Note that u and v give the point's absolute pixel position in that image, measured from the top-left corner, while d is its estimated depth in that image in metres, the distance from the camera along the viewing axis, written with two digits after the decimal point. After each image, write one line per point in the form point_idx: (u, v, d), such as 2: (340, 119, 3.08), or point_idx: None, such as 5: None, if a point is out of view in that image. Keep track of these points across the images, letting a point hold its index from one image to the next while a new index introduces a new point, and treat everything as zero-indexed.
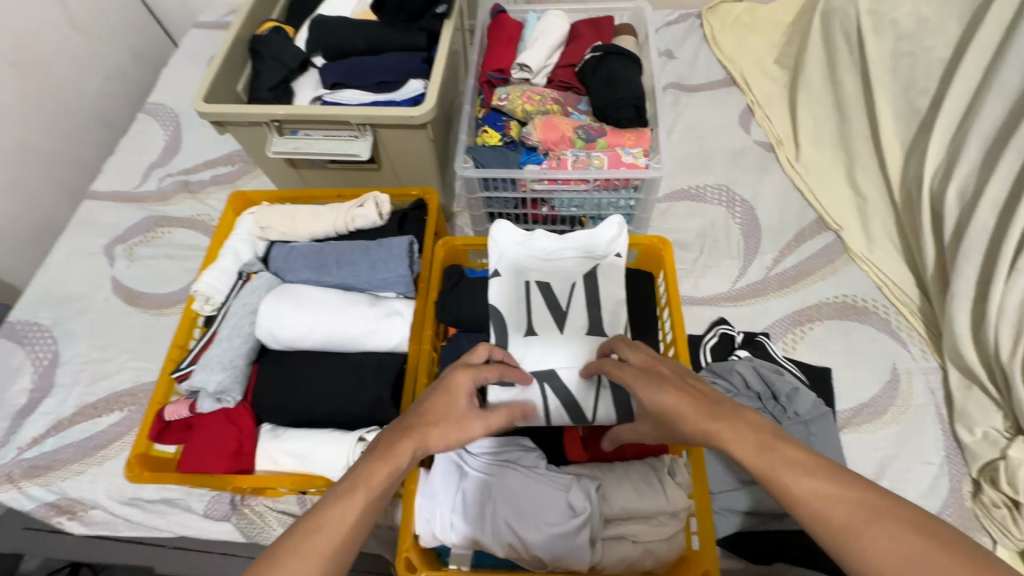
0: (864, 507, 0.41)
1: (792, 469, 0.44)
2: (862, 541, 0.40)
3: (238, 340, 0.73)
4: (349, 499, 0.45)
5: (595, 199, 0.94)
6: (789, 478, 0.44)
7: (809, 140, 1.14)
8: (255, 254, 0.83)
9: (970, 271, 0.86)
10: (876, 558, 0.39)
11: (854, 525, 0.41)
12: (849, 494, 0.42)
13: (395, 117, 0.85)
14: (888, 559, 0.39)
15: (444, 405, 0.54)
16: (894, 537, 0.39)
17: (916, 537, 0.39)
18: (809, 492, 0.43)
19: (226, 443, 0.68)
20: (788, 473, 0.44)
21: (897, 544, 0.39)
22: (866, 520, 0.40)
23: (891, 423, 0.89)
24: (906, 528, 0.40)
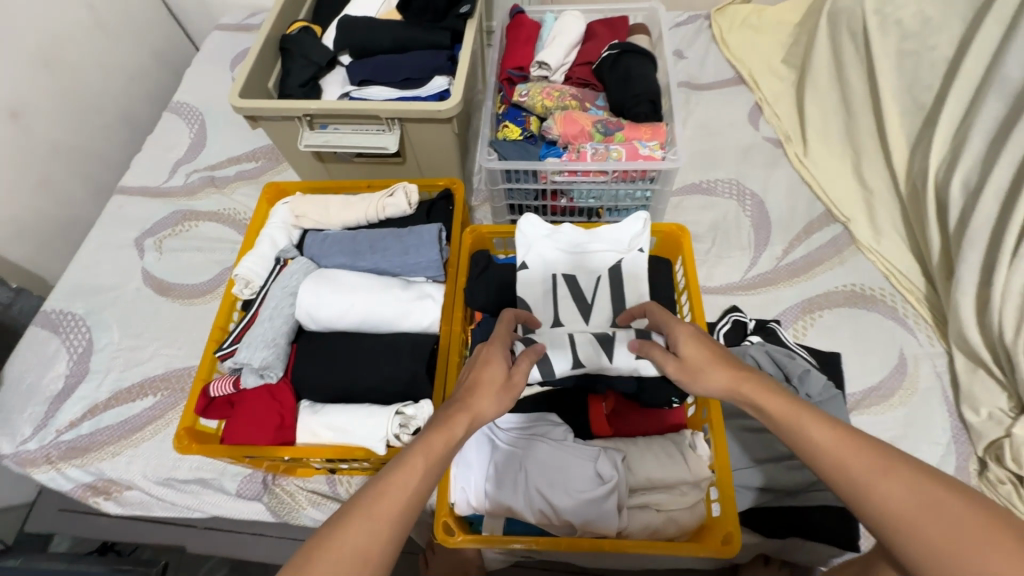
0: (880, 455, 0.45)
1: (813, 421, 0.48)
2: (877, 483, 0.44)
3: (279, 321, 0.76)
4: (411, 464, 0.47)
5: (613, 191, 0.98)
6: (810, 429, 0.48)
7: (817, 136, 1.18)
8: (290, 241, 0.88)
9: (974, 258, 0.90)
10: (882, 496, 0.43)
11: (870, 471, 0.44)
12: (866, 444, 0.46)
13: (423, 112, 0.89)
14: (894, 498, 0.43)
15: (490, 378, 0.56)
16: (908, 482, 0.43)
17: (925, 482, 0.43)
18: (826, 441, 0.47)
19: (270, 418, 0.72)
20: (809, 425, 0.48)
21: (910, 490, 0.43)
22: (882, 465, 0.44)
23: (899, 405, 0.92)
24: (919, 475, 0.43)
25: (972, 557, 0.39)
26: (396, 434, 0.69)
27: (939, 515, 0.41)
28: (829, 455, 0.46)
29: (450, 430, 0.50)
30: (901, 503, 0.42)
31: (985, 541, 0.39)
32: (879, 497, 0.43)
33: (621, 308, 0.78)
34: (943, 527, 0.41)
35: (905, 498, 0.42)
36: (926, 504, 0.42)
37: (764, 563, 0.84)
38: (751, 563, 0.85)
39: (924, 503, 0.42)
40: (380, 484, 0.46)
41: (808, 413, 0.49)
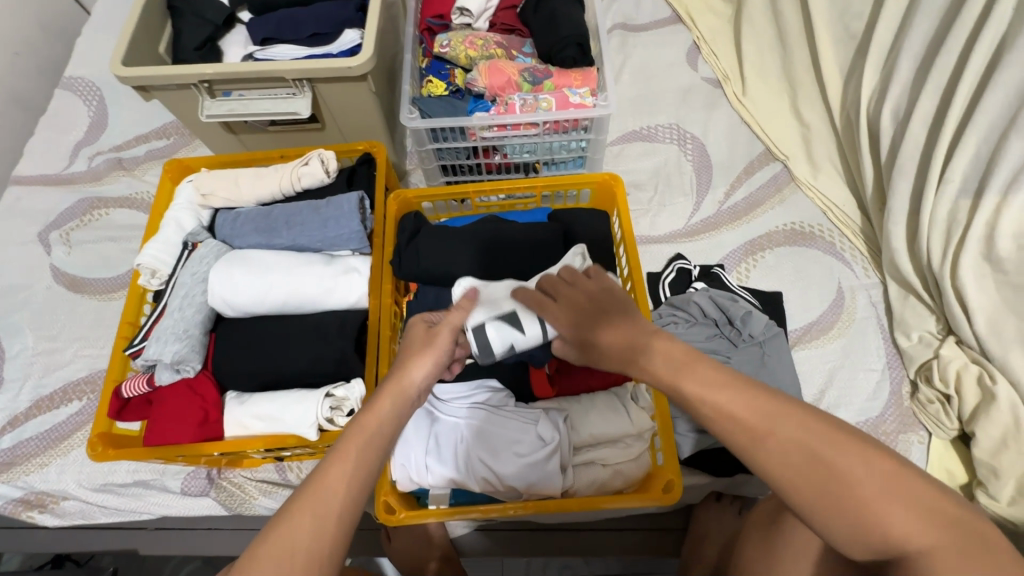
0: (773, 413, 0.45)
1: (702, 384, 0.47)
2: (766, 444, 0.44)
3: (190, 310, 0.71)
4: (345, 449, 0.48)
5: (547, 143, 0.94)
6: (697, 393, 0.47)
7: (754, 73, 1.16)
8: (200, 223, 0.81)
9: (904, 187, 0.91)
10: (777, 461, 0.43)
11: (760, 434, 0.44)
12: (758, 403, 0.45)
13: (333, 69, 0.82)
14: (787, 461, 0.43)
15: (417, 343, 0.58)
16: (800, 440, 0.43)
17: (819, 439, 0.43)
18: (718, 402, 0.46)
19: (191, 413, 0.67)
20: (697, 387, 0.48)
21: (800, 449, 0.43)
22: (772, 425, 0.44)
23: (838, 336, 0.94)
24: (814, 433, 0.43)
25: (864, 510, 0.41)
26: (329, 417, 0.66)
27: (839, 477, 0.42)
28: (722, 415, 0.46)
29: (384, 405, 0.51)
30: (793, 468, 0.43)
31: (872, 494, 0.41)
32: (771, 459, 0.43)
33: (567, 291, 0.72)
34: (834, 482, 0.42)
35: (799, 461, 0.43)
36: (817, 462, 0.42)
37: (716, 499, 0.88)
38: (705, 500, 0.88)
39: (821, 462, 0.42)
40: (316, 480, 0.46)
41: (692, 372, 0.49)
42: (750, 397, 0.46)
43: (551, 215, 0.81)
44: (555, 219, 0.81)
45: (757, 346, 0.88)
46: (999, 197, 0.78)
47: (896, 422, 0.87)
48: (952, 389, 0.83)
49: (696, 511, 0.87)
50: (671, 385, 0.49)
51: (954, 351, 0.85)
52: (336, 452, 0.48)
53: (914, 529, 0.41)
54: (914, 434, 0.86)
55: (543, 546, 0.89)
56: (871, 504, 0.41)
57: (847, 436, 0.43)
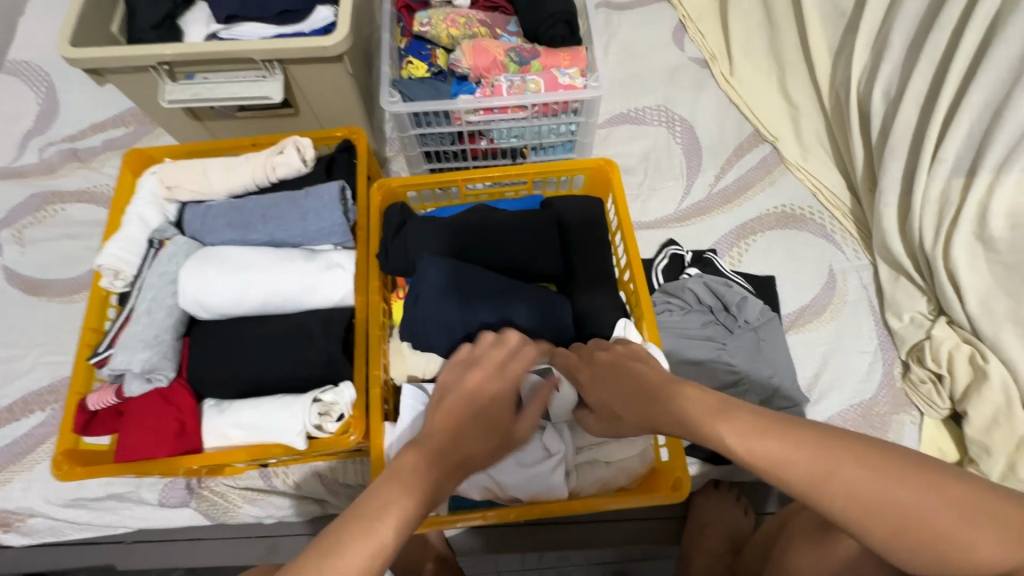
0: (824, 453, 0.39)
1: (744, 428, 0.42)
2: (828, 491, 0.39)
3: (160, 314, 0.65)
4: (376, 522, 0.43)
5: (535, 127, 0.90)
6: (738, 441, 0.41)
7: (741, 52, 1.13)
8: (166, 219, 0.75)
9: (896, 167, 0.90)
10: (842, 505, 0.38)
11: (818, 479, 0.39)
12: (807, 445, 0.40)
13: (306, 49, 0.76)
14: (853, 504, 0.38)
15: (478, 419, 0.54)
16: (864, 482, 0.38)
17: (883, 477, 0.38)
18: (761, 449, 0.41)
19: (166, 425, 0.62)
20: (736, 433, 0.42)
21: (867, 489, 0.38)
22: (830, 465, 0.39)
23: (830, 319, 0.94)
24: (876, 470, 0.38)
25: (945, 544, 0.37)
26: (317, 423, 0.62)
27: (914, 515, 0.37)
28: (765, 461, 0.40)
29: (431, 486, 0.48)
30: (859, 511, 0.38)
31: (954, 532, 0.37)
32: (835, 504, 0.38)
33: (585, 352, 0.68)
34: (908, 523, 0.37)
35: (867, 505, 0.38)
36: (889, 504, 0.37)
37: (716, 486, 0.88)
38: (704, 488, 0.88)
39: (890, 500, 0.38)
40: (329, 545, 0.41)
41: (728, 415, 0.43)
42: (795, 438, 0.40)
43: (546, 203, 0.78)
44: (550, 206, 0.77)
45: (752, 332, 0.87)
46: (993, 176, 0.78)
47: (889, 403, 0.88)
48: (944, 368, 0.84)
49: (696, 498, 0.87)
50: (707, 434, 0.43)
51: (945, 331, 0.85)
52: (362, 518, 0.43)
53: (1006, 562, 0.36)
54: (906, 414, 0.87)
55: (556, 539, 0.88)
56: (955, 543, 0.37)
57: (913, 467, 0.38)
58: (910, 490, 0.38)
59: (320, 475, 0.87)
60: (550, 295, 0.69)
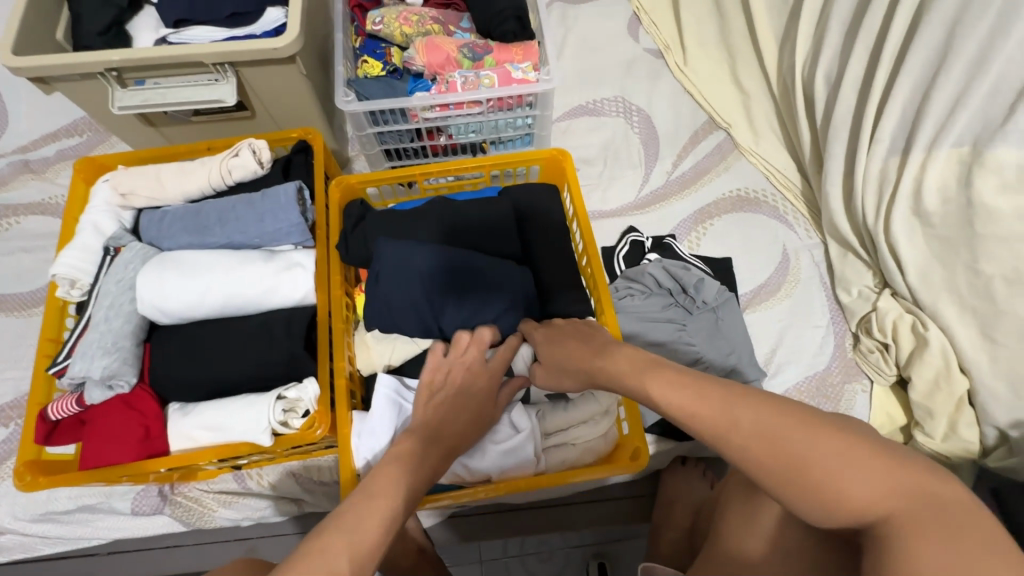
0: (724, 397, 0.45)
1: (665, 384, 0.49)
2: (727, 436, 0.43)
3: (118, 321, 0.65)
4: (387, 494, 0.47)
5: (492, 121, 0.91)
6: (659, 391, 0.49)
7: (694, 42, 1.16)
8: (122, 226, 0.74)
9: (839, 148, 0.94)
10: (740, 448, 0.43)
11: (721, 427, 0.44)
12: (713, 396, 0.45)
13: (256, 51, 0.76)
14: (750, 446, 0.42)
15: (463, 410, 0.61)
16: (758, 421, 0.42)
17: (776, 420, 0.42)
18: (673, 405, 0.48)
19: (130, 430, 0.63)
20: (658, 387, 0.49)
21: (759, 430, 0.42)
22: (731, 414, 0.44)
23: (785, 297, 0.98)
24: (769, 415, 0.43)
25: (831, 483, 0.40)
26: (282, 420, 0.63)
27: (801, 458, 0.41)
28: (676, 410, 0.47)
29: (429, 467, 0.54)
30: (755, 452, 0.42)
31: (827, 464, 0.40)
32: (733, 446, 0.43)
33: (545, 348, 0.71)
34: (790, 454, 0.41)
35: (761, 447, 0.42)
36: (774, 440, 0.41)
37: (682, 463, 0.92)
38: (672, 466, 0.91)
39: (779, 440, 0.41)
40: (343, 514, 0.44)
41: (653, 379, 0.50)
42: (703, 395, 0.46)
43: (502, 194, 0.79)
44: (507, 195, 0.78)
45: (711, 311, 0.90)
46: (925, 153, 0.82)
47: (841, 374, 0.92)
48: (890, 338, 0.88)
49: (664, 476, 0.91)
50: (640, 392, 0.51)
51: (890, 303, 0.90)
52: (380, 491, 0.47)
53: (882, 502, 0.39)
54: (857, 383, 0.91)
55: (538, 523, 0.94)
56: (827, 472, 0.40)
57: (802, 412, 0.43)
58: (794, 428, 0.41)
59: (295, 475, 0.87)
60: (517, 275, 0.69)
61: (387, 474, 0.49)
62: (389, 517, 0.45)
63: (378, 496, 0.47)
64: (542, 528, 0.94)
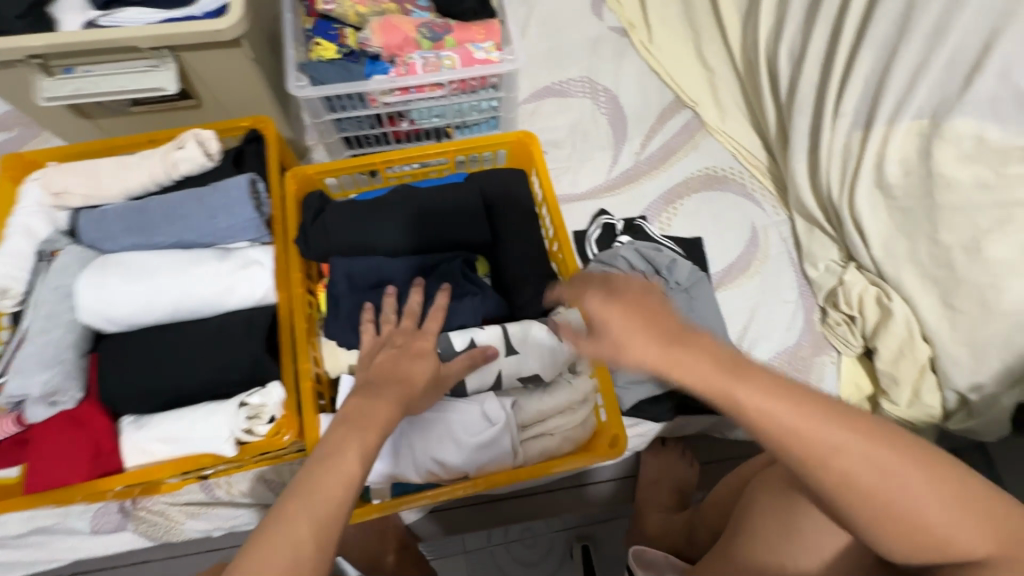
0: (849, 429, 0.39)
1: (762, 396, 0.39)
2: (828, 467, 0.39)
3: (58, 331, 0.60)
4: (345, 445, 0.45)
5: (456, 105, 0.88)
6: (751, 406, 0.39)
7: (658, 20, 1.14)
8: (57, 228, 0.68)
9: (804, 123, 0.95)
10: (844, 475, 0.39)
11: (822, 454, 0.39)
12: (818, 416, 0.39)
13: (197, 33, 0.70)
14: (856, 473, 0.39)
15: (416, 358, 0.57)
16: (867, 455, 0.39)
17: (889, 456, 0.39)
18: (775, 415, 0.39)
19: (79, 448, 0.58)
20: (751, 400, 0.39)
21: (863, 458, 0.39)
22: (837, 444, 0.39)
23: (755, 274, 0.99)
24: (879, 447, 0.39)
25: (930, 522, 0.40)
26: (247, 428, 0.60)
27: (904, 495, 0.39)
28: (760, 426, 0.39)
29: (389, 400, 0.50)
30: (863, 484, 0.39)
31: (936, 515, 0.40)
32: (830, 479, 0.40)
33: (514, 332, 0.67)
34: (897, 504, 0.39)
35: (859, 482, 0.39)
36: (890, 489, 0.39)
37: (662, 443, 0.91)
38: (652, 447, 0.91)
39: (887, 474, 0.39)
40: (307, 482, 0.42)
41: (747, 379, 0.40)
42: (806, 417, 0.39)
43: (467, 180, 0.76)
44: (472, 182, 0.76)
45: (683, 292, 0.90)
46: (887, 126, 0.83)
47: (811, 348, 0.94)
48: (856, 311, 0.90)
49: (644, 457, 0.91)
50: (727, 402, 0.40)
51: (855, 276, 0.91)
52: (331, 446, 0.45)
53: (969, 540, 0.40)
54: (826, 356, 0.93)
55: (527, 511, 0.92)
56: (935, 523, 0.40)
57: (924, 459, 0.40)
58: (912, 478, 0.39)
59: (267, 481, 0.84)
60: (459, 270, 0.68)
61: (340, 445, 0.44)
62: (354, 471, 0.44)
63: (340, 456, 0.44)
64: (530, 516, 0.92)
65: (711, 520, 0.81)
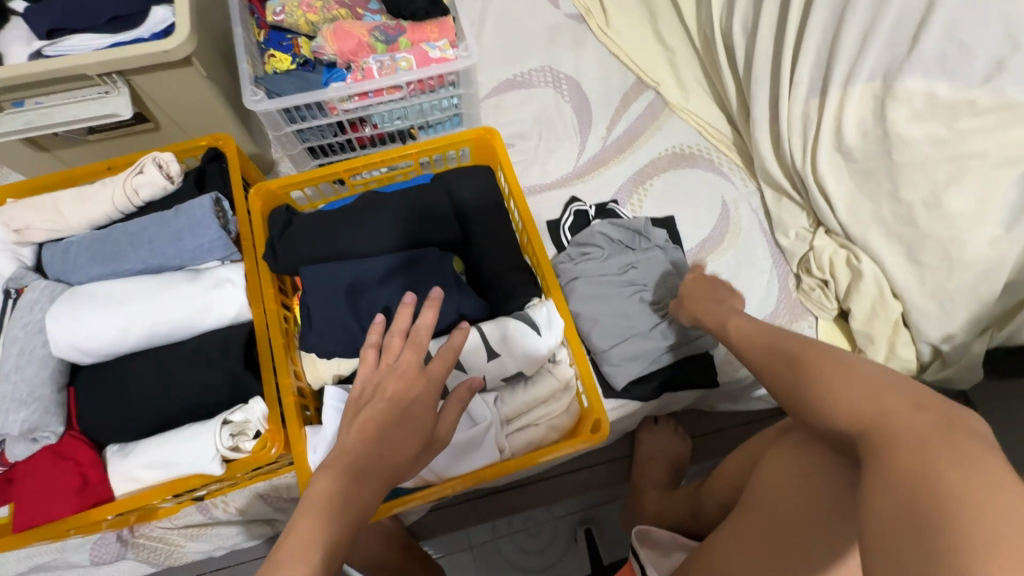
0: (785, 353, 0.56)
1: (747, 330, 0.65)
2: (773, 379, 0.56)
3: (33, 367, 0.60)
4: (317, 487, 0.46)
5: (416, 105, 0.88)
6: (739, 343, 0.64)
7: (614, 3, 1.15)
8: (23, 264, 0.68)
9: (763, 95, 0.96)
10: (787, 391, 0.53)
11: (776, 368, 0.56)
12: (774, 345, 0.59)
13: (146, 56, 0.70)
14: (788, 385, 0.53)
15: (415, 378, 0.53)
16: (791, 365, 0.54)
17: (818, 359, 0.51)
18: (749, 341, 0.63)
19: (65, 482, 0.58)
20: (736, 329, 0.67)
21: (791, 368, 0.54)
22: (780, 359, 0.56)
23: (729, 247, 1.00)
24: (802, 362, 0.53)
25: (838, 396, 0.46)
26: (232, 445, 0.60)
27: (814, 382, 0.50)
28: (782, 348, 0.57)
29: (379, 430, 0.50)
30: (799, 383, 0.52)
31: (859, 406, 0.44)
32: (784, 393, 0.54)
33: (493, 329, 0.67)
34: (817, 368, 0.50)
35: (797, 383, 0.52)
36: (830, 385, 0.48)
37: (654, 421, 0.94)
38: (645, 425, 0.94)
39: (806, 374, 0.51)
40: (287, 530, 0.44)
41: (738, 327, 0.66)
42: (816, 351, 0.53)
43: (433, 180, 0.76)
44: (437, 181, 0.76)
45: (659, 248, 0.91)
46: (841, 91, 0.84)
47: (788, 315, 0.95)
48: (828, 274, 0.91)
49: (639, 435, 0.93)
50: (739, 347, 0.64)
51: (824, 240, 0.93)
52: (309, 489, 0.46)
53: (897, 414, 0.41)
54: (804, 321, 0.95)
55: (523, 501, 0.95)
56: (862, 414, 0.44)
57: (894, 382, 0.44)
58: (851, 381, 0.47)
59: (264, 496, 0.83)
60: (437, 258, 0.68)
61: (313, 494, 0.45)
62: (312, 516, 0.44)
63: (308, 498, 0.45)
64: (526, 506, 0.95)
65: (716, 494, 0.78)
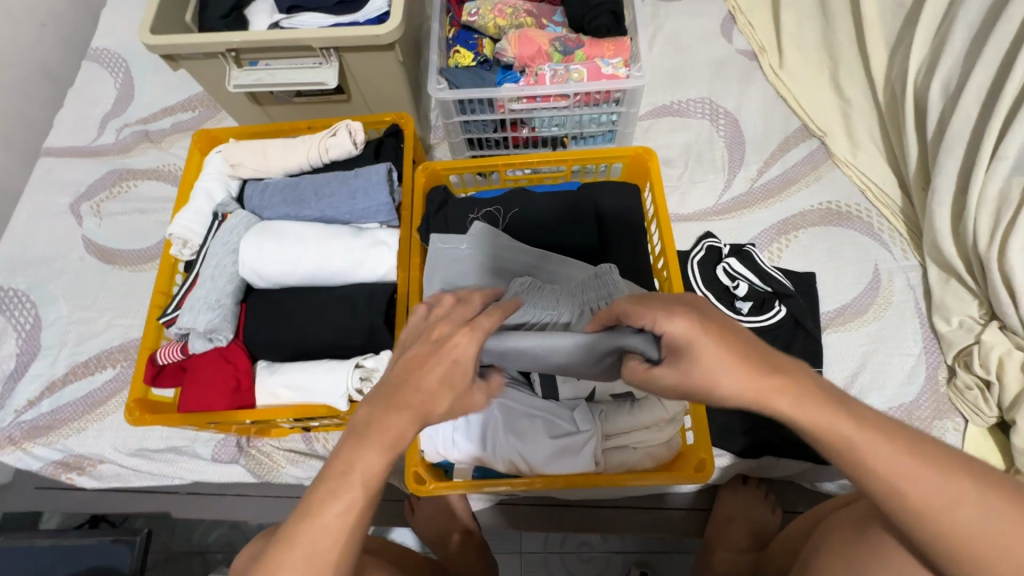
0: (945, 489, 0.42)
1: (875, 436, 0.43)
2: (936, 516, 0.42)
3: (222, 280, 0.71)
4: (344, 483, 0.43)
5: (577, 116, 0.91)
6: (869, 448, 0.42)
7: (793, 45, 1.10)
8: (228, 194, 0.81)
9: (952, 164, 0.87)
10: (948, 527, 0.42)
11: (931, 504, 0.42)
12: (920, 454, 0.43)
13: (361, 38, 0.80)
14: (961, 528, 0.42)
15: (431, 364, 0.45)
16: (965, 515, 0.42)
17: (967, 497, 0.42)
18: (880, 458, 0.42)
19: (224, 381, 0.68)
20: (870, 447, 0.42)
21: (968, 512, 0.42)
22: (944, 496, 0.42)
23: (873, 320, 0.92)
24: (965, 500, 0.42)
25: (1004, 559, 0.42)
26: (358, 388, 0.67)
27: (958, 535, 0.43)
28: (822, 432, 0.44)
29: (393, 429, 0.44)
30: (960, 536, 0.42)
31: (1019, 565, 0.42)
32: (932, 529, 0.43)
33: None
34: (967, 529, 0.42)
35: (956, 533, 0.42)
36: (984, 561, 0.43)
37: (743, 482, 0.87)
38: (732, 483, 0.87)
39: (947, 509, 0.42)
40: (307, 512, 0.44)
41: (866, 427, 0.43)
42: (895, 434, 0.43)
43: (494, 207, 0.76)
44: (498, 207, 0.76)
45: None
46: None
47: (931, 409, 0.85)
48: (993, 375, 0.81)
49: (720, 492, 0.87)
50: (854, 456, 0.43)
51: (996, 336, 0.82)
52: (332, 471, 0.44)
53: None
54: (950, 421, 0.84)
55: (570, 522, 0.88)
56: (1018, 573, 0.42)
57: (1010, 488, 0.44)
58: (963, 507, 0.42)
59: None
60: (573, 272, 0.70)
61: (338, 482, 0.43)
62: (347, 508, 0.43)
63: (335, 491, 0.43)
64: (573, 528, 0.88)
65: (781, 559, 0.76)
